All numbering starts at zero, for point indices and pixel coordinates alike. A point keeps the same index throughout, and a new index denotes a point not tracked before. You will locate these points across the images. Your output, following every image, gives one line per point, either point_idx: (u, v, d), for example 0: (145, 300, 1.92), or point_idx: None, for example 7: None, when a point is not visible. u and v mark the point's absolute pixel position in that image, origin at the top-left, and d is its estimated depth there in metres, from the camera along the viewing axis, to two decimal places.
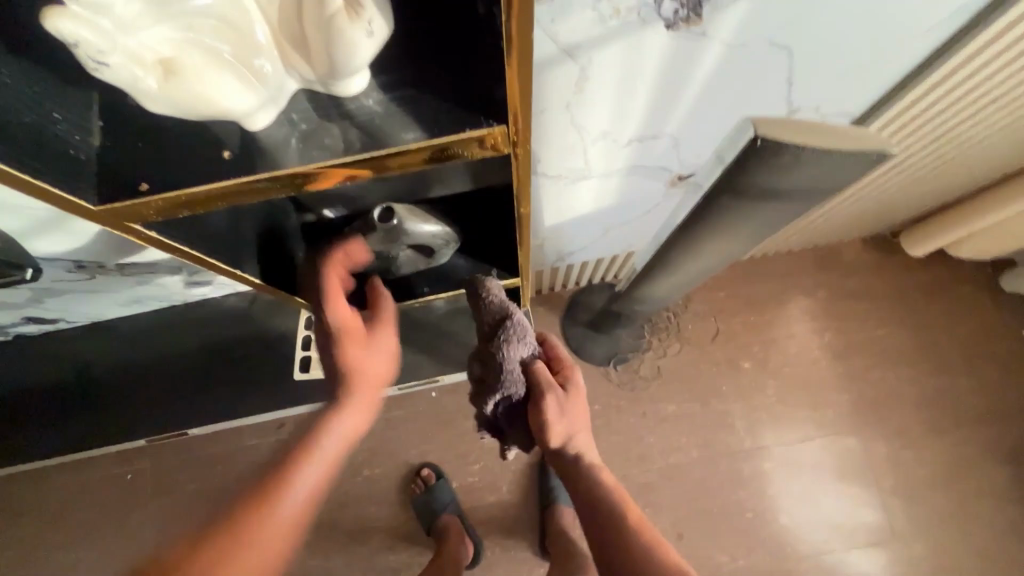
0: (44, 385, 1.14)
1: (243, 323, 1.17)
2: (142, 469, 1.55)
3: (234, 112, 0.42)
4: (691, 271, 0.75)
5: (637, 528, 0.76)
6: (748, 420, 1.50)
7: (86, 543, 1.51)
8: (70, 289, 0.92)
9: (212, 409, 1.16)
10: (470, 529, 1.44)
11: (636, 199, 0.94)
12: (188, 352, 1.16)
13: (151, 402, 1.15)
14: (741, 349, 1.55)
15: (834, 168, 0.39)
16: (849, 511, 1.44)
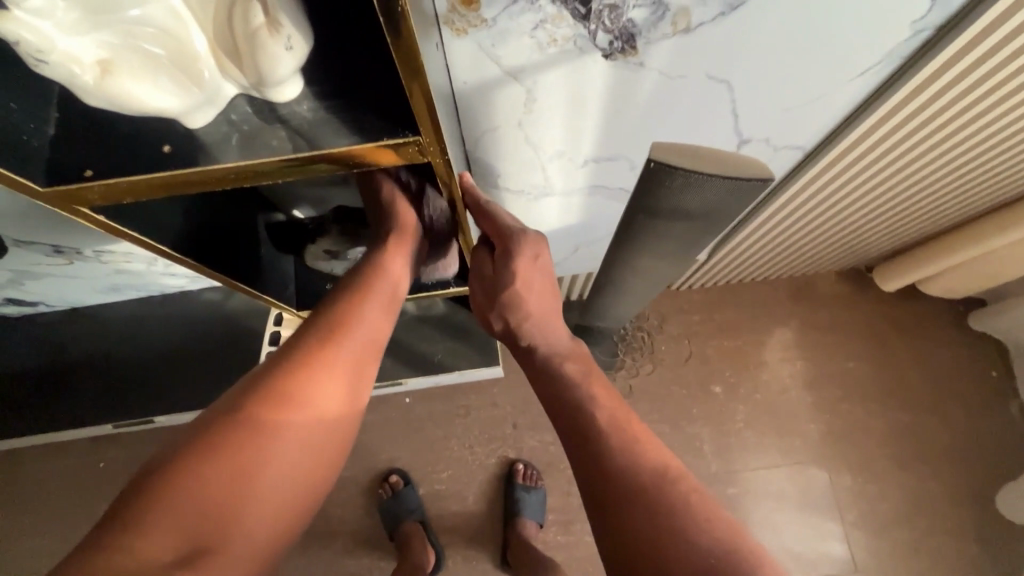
0: (19, 366, 1.17)
1: (219, 317, 1.21)
2: (115, 458, 1.57)
3: (170, 111, 0.46)
4: (639, 288, 0.78)
5: (656, 478, 0.59)
6: (715, 443, 1.52)
7: (51, 529, 1.52)
8: (48, 272, 0.96)
9: (181, 399, 1.18)
10: (432, 537, 1.44)
11: (601, 219, 0.98)
12: (162, 342, 1.19)
13: (123, 388, 1.18)
14: (712, 373, 1.57)
15: (720, 193, 0.48)
16: (811, 541, 1.44)
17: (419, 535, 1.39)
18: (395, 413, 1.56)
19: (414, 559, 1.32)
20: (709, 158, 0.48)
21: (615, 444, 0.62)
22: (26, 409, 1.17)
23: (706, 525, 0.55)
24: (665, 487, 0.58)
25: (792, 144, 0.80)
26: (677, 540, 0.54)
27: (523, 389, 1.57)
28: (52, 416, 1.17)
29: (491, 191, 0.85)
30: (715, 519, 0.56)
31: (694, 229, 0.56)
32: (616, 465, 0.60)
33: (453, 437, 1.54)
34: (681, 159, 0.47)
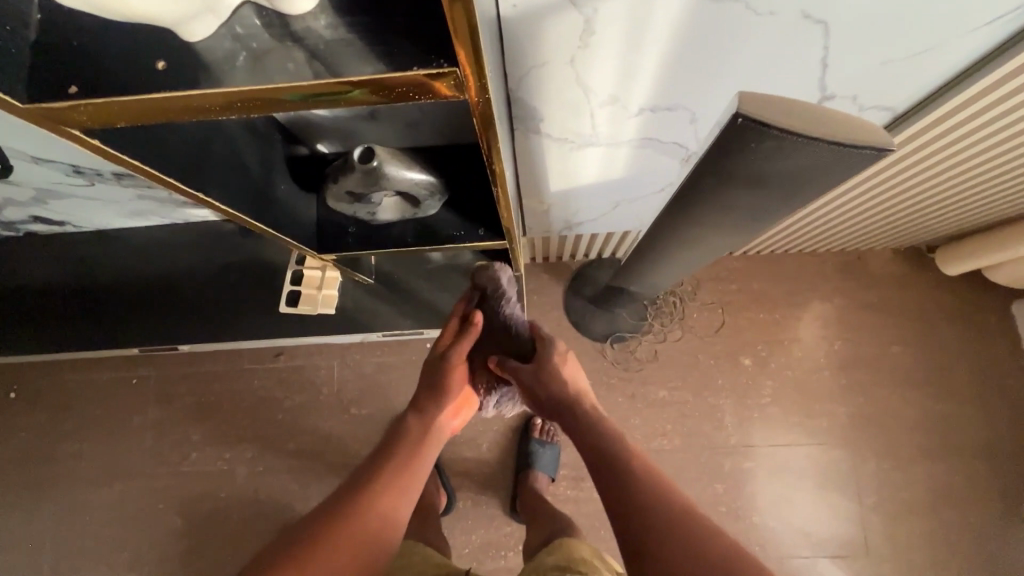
0: (49, 284, 1.19)
1: (244, 250, 1.20)
2: (148, 375, 1.63)
3: (164, 17, 0.41)
4: (688, 257, 0.72)
5: (691, 544, 0.64)
6: (737, 417, 1.48)
7: (89, 436, 1.61)
8: (70, 193, 0.94)
9: (201, 330, 1.18)
10: (446, 482, 1.46)
11: (648, 174, 0.89)
12: (189, 271, 1.19)
13: (149, 315, 1.19)
14: (743, 345, 1.51)
15: (818, 160, 0.41)
16: (823, 522, 1.42)
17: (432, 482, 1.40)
18: (415, 357, 1.57)
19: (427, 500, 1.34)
20: (812, 118, 0.41)
21: (660, 511, 0.67)
22: (49, 329, 1.18)
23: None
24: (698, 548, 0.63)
25: (884, 103, 0.69)
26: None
27: None
28: (82, 337, 1.18)
29: (530, 138, 0.77)
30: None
31: (768, 200, 0.50)
32: (656, 531, 0.65)
33: None
34: (774, 115, 0.40)
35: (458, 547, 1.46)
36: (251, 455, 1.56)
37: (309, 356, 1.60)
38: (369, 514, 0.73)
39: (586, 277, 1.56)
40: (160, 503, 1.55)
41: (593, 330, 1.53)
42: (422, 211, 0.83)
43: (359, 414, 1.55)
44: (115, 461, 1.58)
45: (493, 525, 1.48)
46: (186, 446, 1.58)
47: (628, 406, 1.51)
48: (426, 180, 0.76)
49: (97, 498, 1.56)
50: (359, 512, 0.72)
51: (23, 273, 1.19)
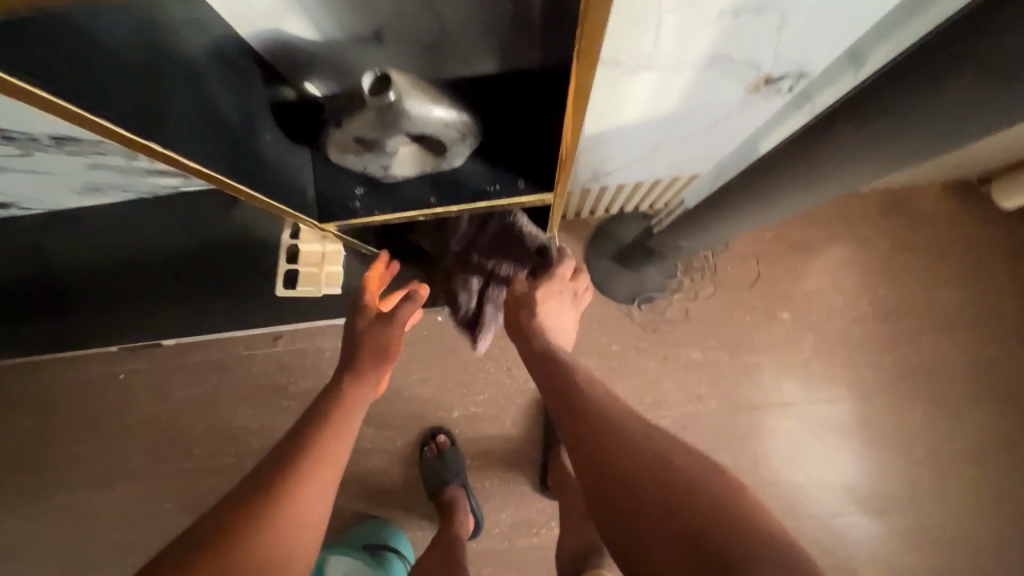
0: (8, 278, 1.04)
1: (231, 226, 1.06)
2: (136, 369, 1.49)
3: None
4: (827, 174, 0.66)
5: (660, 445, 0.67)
6: (776, 374, 1.39)
7: (79, 437, 1.48)
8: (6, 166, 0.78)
9: (195, 320, 1.06)
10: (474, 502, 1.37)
11: (703, 107, 0.75)
12: (166, 253, 1.05)
13: (129, 306, 1.06)
14: (780, 298, 1.40)
15: None
16: (868, 478, 1.36)
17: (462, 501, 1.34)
18: (427, 332, 1.46)
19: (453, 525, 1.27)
20: None
21: (630, 448, 0.68)
22: (19, 327, 1.05)
23: (708, 483, 0.61)
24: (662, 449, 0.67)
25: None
26: (688, 482, 0.62)
27: None
28: (58, 334, 1.05)
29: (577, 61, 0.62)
30: (716, 475, 0.63)
31: None
32: (626, 437, 0.69)
33: (490, 359, 1.44)
34: None
35: (488, 527, 1.40)
36: (258, 447, 1.45)
37: (311, 338, 1.47)
38: (270, 528, 0.65)
39: (606, 235, 1.43)
40: (166, 503, 1.45)
41: (617, 293, 1.41)
42: (441, 165, 0.72)
43: None
44: (112, 463, 1.47)
45: (523, 503, 1.40)
46: (186, 441, 1.46)
47: (660, 370, 1.40)
48: (458, 121, 0.63)
49: (96, 502, 1.46)
50: (252, 539, 0.64)
51: None
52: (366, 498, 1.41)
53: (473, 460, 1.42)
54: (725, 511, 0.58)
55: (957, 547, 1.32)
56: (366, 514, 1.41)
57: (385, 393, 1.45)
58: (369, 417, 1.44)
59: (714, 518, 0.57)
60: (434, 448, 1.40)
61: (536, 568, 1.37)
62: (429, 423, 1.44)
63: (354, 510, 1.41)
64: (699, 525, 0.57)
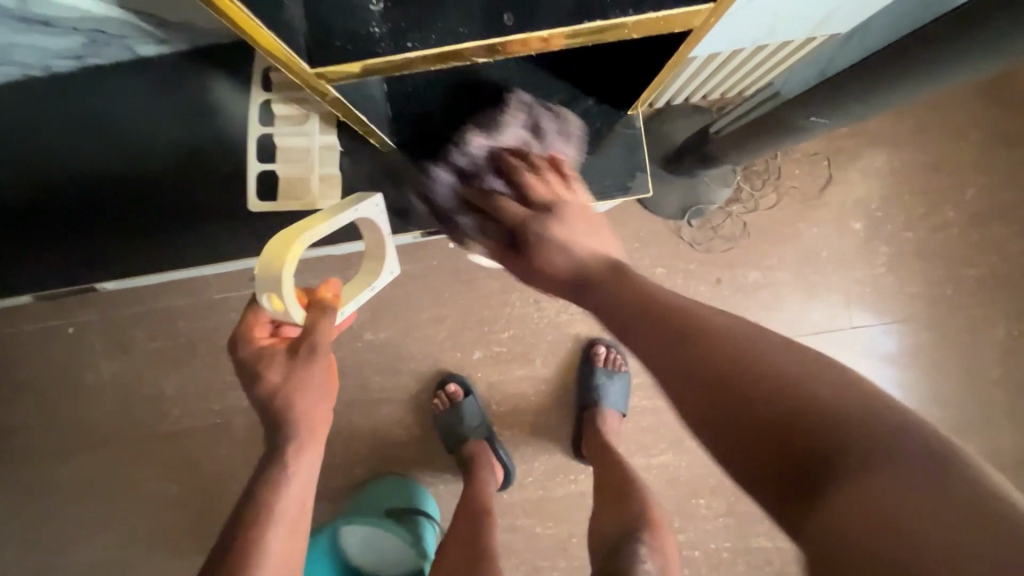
0: None
1: (170, 114, 0.83)
2: (87, 322, 1.24)
3: None
4: None
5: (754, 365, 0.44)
6: (844, 292, 1.21)
7: (31, 402, 1.25)
8: None
9: (144, 247, 0.84)
10: (500, 450, 1.23)
11: None
12: (104, 166, 0.84)
13: (63, 232, 0.84)
14: (852, 205, 1.19)
15: None
16: (938, 403, 1.23)
17: (485, 457, 1.19)
18: (437, 262, 1.23)
19: (478, 484, 1.14)
20: None
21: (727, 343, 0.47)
22: None
23: (840, 396, 0.40)
24: (712, 332, 0.49)
25: None
26: (775, 412, 0.41)
27: None
28: None
29: None
30: (791, 346, 0.46)
31: None
32: (688, 349, 0.49)
33: (514, 291, 1.23)
34: None
35: (519, 477, 1.25)
36: (246, 405, 1.24)
37: None
38: None
39: (652, 135, 1.17)
40: (145, 471, 1.26)
41: (665, 207, 1.18)
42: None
43: (375, 339, 1.23)
44: (75, 431, 1.26)
45: (557, 450, 1.25)
46: (161, 402, 1.25)
47: (713, 295, 1.21)
48: None
49: (63, 474, 1.26)
50: None
51: None
52: (379, 454, 1.24)
53: (499, 406, 1.25)
54: (827, 443, 0.39)
55: None
56: (381, 471, 1.25)
57: (393, 335, 1.24)
58: (375, 364, 1.24)
59: (821, 436, 0.39)
60: (444, 400, 1.21)
61: (575, 518, 1.24)
62: (446, 368, 1.24)
63: (366, 467, 1.24)
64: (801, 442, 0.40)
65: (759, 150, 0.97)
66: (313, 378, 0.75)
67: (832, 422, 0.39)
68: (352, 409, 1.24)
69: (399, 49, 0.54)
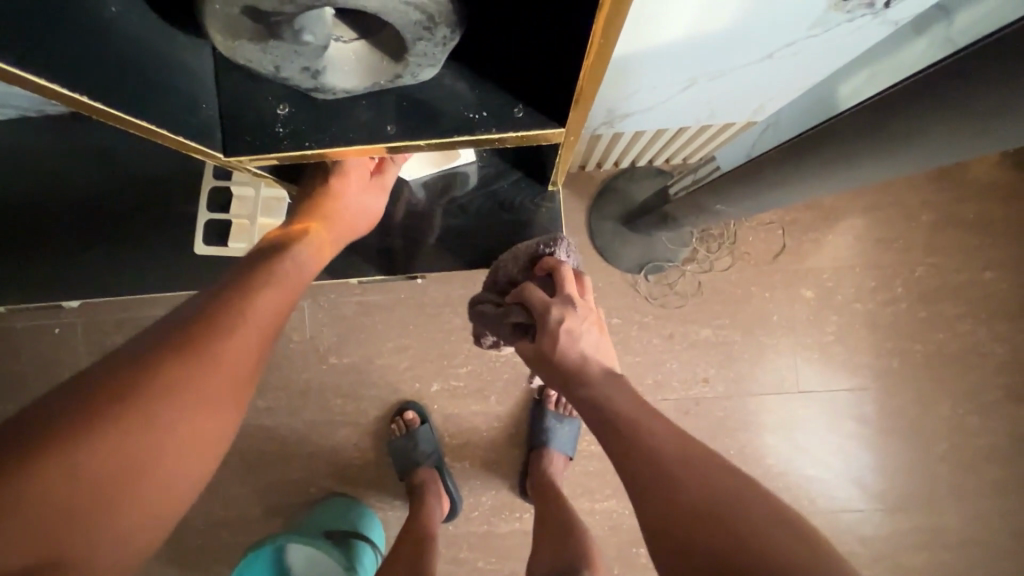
0: None
1: (145, 159, 0.95)
2: (73, 323, 1.31)
3: None
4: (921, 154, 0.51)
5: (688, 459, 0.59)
6: (794, 358, 1.25)
7: (9, 395, 1.31)
8: None
9: (107, 268, 0.91)
10: (451, 483, 1.26)
11: (761, 25, 0.59)
12: (83, 196, 0.93)
13: (38, 249, 0.93)
14: (805, 274, 1.24)
15: None
16: (882, 473, 1.26)
17: (434, 485, 1.22)
18: (404, 295, 1.28)
19: (426, 510, 1.17)
20: None
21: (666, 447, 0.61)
22: None
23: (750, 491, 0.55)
24: (656, 454, 0.61)
25: None
26: (717, 512, 0.54)
27: None
28: None
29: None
30: (690, 444, 0.61)
31: None
32: (640, 463, 0.61)
33: None
34: None
35: (465, 510, 1.28)
36: None
37: None
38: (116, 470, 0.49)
39: (616, 193, 1.24)
40: None
41: (622, 261, 1.23)
42: (403, 77, 0.47)
43: (339, 363, 1.29)
44: None
45: (505, 486, 1.28)
46: None
47: (666, 349, 1.26)
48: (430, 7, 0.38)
49: None
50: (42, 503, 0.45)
51: None
52: (333, 475, 1.29)
53: (453, 439, 1.29)
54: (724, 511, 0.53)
55: (968, 547, 1.23)
56: (333, 492, 1.29)
57: (356, 361, 1.29)
58: (337, 388, 1.29)
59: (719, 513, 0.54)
60: (401, 427, 1.26)
61: (516, 556, 1.27)
62: (405, 397, 1.29)
63: (319, 487, 1.29)
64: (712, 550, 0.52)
65: (705, 217, 1.03)
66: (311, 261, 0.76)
67: (747, 511, 0.53)
68: (311, 429, 1.29)
69: (298, 146, 0.62)
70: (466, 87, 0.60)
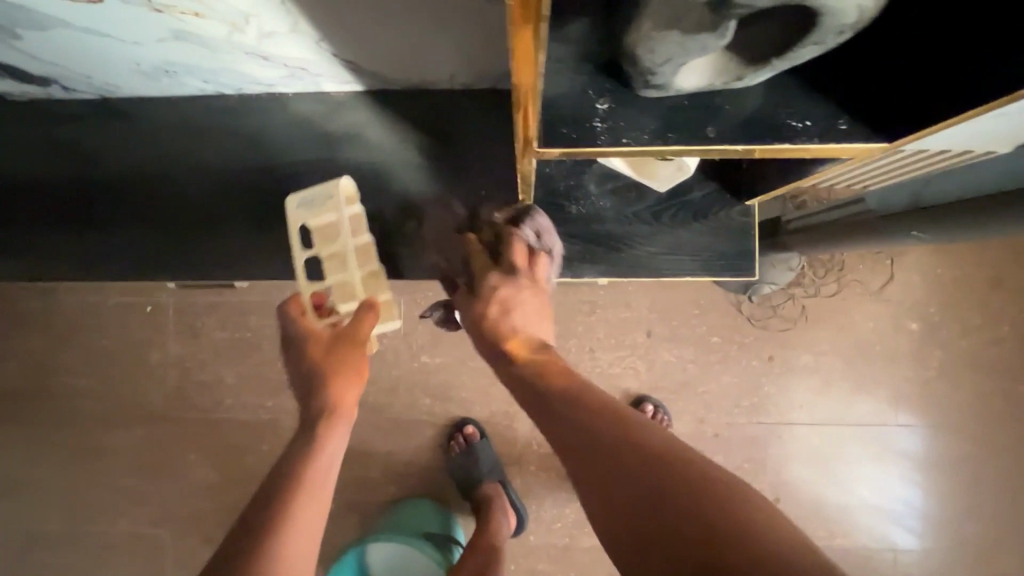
0: (56, 188, 0.90)
1: (316, 142, 0.89)
2: (165, 302, 1.29)
3: None
4: None
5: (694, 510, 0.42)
6: (895, 391, 1.23)
7: (93, 370, 1.29)
8: (58, 27, 0.52)
9: (282, 251, 0.89)
10: (515, 498, 1.24)
11: None
12: (254, 174, 0.89)
13: (213, 223, 0.89)
14: (912, 306, 1.23)
15: None
16: (974, 515, 1.23)
17: (499, 499, 1.20)
18: None
19: (494, 526, 1.15)
20: None
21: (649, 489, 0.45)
22: (52, 235, 0.91)
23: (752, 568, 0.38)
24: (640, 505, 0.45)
25: None
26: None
27: (666, 292, 1.24)
28: (101, 254, 0.90)
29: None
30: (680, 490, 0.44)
31: None
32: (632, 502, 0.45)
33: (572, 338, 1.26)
34: None
35: (547, 521, 1.26)
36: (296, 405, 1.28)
37: None
38: None
39: None
40: (189, 454, 1.28)
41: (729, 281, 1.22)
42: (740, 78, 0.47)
43: (432, 362, 1.27)
44: (129, 404, 1.29)
45: None
46: (217, 391, 1.28)
47: (765, 371, 1.24)
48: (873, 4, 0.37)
49: (110, 445, 1.29)
50: None
51: (27, 167, 0.91)
52: (416, 475, 1.27)
53: (540, 447, 1.27)
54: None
55: None
56: (415, 493, 1.27)
57: (449, 361, 1.27)
58: (427, 386, 1.27)
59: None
60: (460, 442, 1.24)
61: (596, 571, 1.25)
62: (495, 401, 1.27)
63: (400, 485, 1.27)
64: (679, 490, 0.44)
65: (839, 242, 0.98)
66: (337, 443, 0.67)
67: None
68: (398, 427, 1.27)
69: (613, 142, 0.55)
70: (759, 84, 0.55)
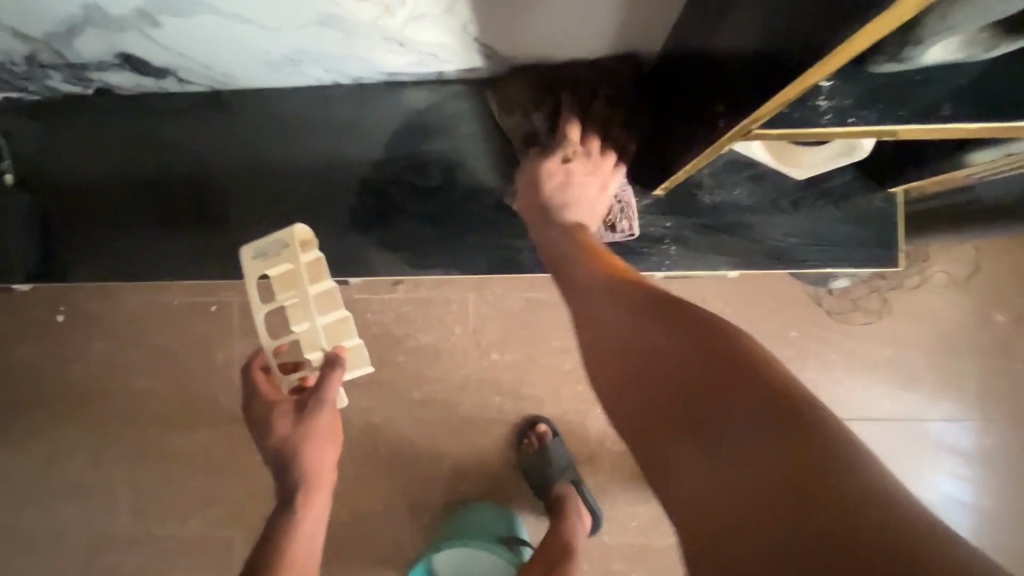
0: (151, 186, 0.90)
1: (420, 137, 0.88)
2: (230, 301, 1.27)
3: None
4: None
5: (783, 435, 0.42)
6: (982, 384, 1.20)
7: (160, 370, 1.28)
8: (211, 20, 0.54)
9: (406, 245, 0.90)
10: (589, 497, 1.22)
11: None
12: (359, 169, 0.89)
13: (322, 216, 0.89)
14: (1000, 298, 1.19)
15: None
16: None
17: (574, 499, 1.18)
18: None
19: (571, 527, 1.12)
20: None
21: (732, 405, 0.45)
22: (146, 233, 0.90)
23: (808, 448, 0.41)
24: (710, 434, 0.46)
25: None
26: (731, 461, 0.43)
27: (743, 285, 1.20)
28: (197, 251, 0.89)
29: None
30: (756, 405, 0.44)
31: None
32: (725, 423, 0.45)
33: None
34: None
35: (620, 520, 1.24)
36: (364, 404, 1.26)
37: (435, 285, 1.25)
38: None
39: None
40: (255, 454, 1.27)
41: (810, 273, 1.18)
42: (988, 49, 0.42)
43: (502, 360, 1.25)
44: (196, 404, 1.28)
45: None
46: None
47: (845, 366, 1.21)
48: None
49: (177, 444, 1.28)
50: None
51: (122, 162, 0.90)
52: (486, 474, 1.25)
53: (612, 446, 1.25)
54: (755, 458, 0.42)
55: None
56: (484, 492, 1.26)
57: (520, 359, 1.25)
58: (497, 384, 1.25)
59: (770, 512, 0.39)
60: (533, 441, 1.22)
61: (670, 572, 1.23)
62: (567, 399, 1.25)
63: (469, 485, 1.25)
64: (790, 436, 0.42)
65: (947, 233, 0.95)
66: (313, 519, 0.74)
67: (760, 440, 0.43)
68: (467, 425, 1.25)
69: (840, 123, 0.48)
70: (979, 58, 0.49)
